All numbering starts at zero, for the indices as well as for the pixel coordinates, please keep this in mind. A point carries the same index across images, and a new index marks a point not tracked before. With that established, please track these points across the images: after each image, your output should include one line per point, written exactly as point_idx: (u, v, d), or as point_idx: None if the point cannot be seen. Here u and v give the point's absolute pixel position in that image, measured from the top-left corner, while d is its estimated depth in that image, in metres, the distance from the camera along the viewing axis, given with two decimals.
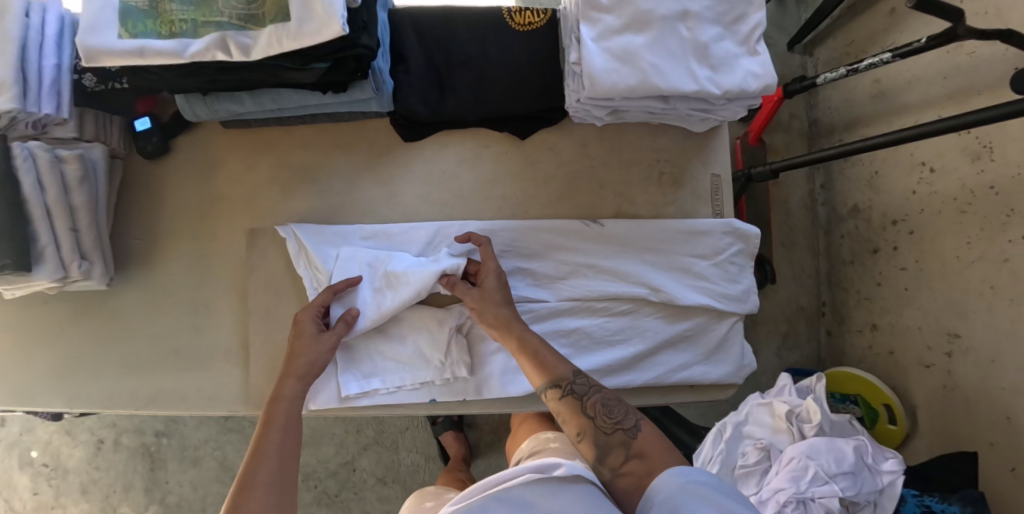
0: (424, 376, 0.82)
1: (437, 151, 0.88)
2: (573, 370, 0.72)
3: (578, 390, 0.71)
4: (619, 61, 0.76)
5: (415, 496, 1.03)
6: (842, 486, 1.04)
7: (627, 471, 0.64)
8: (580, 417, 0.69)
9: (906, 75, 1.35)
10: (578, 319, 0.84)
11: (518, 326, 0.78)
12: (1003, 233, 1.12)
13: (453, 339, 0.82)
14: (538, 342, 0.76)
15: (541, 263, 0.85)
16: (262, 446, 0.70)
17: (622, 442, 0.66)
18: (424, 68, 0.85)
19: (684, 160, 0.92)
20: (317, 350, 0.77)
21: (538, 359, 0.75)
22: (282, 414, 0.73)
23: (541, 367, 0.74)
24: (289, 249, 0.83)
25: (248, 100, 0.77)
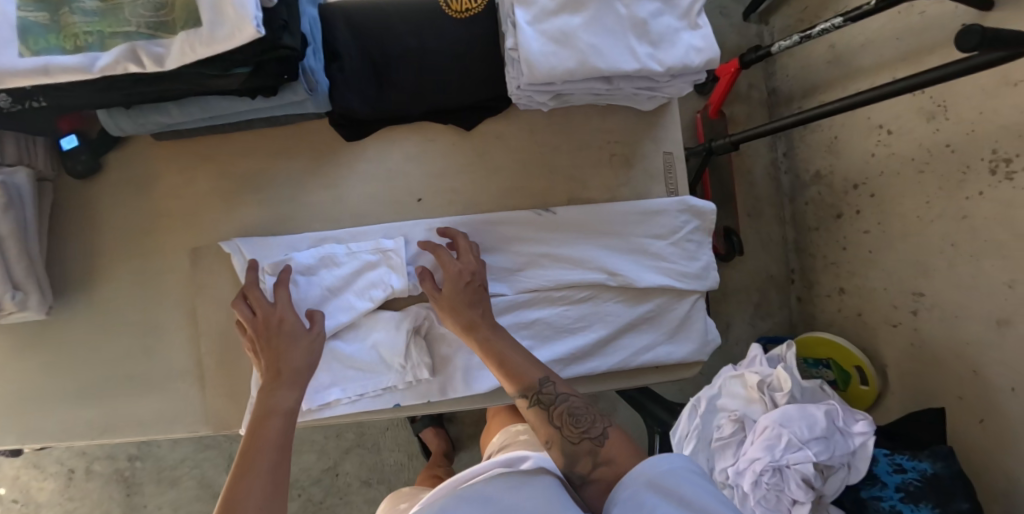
0: (385, 381, 0.81)
1: (381, 149, 0.86)
2: (540, 377, 0.71)
3: (547, 398, 0.70)
4: (557, 44, 0.74)
5: (388, 501, 1.02)
6: (815, 451, 1.06)
7: (598, 475, 0.65)
8: (547, 426, 0.69)
9: (859, 38, 1.35)
10: (537, 310, 0.83)
11: (485, 328, 0.76)
12: (961, 191, 1.14)
13: (412, 340, 0.80)
14: (506, 347, 0.75)
15: (495, 257, 0.83)
16: (256, 463, 0.64)
17: (589, 450, 0.67)
18: (359, 63, 0.82)
19: (634, 140, 0.90)
20: (302, 351, 0.75)
21: (507, 364, 0.74)
22: (275, 429, 0.69)
23: (507, 374, 0.73)
24: (234, 264, 0.81)
25: (174, 109, 0.74)
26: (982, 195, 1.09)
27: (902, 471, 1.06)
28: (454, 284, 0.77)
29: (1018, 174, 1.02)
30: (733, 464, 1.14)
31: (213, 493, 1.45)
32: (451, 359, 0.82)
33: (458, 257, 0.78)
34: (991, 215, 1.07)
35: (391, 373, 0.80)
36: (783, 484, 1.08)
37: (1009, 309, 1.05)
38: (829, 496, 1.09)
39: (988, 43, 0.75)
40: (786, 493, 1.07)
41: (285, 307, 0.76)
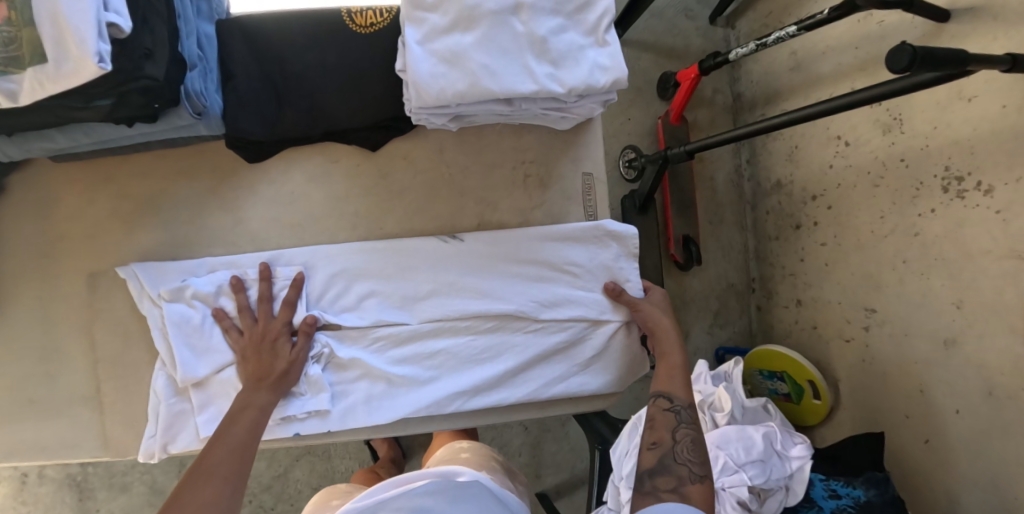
0: (283, 412, 0.78)
1: (283, 171, 0.83)
2: (689, 398, 0.74)
3: (681, 414, 0.72)
4: (447, 64, 0.71)
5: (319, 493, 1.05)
6: (750, 474, 1.03)
7: (665, 496, 0.65)
8: (665, 431, 0.71)
9: (820, 46, 1.29)
10: (442, 339, 0.82)
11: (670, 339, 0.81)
12: (913, 208, 1.10)
13: (311, 371, 0.79)
14: (676, 362, 0.78)
15: (399, 284, 0.81)
16: (219, 445, 0.69)
17: (682, 473, 0.66)
18: (254, 83, 0.79)
19: (550, 160, 0.87)
20: (279, 360, 0.77)
21: (665, 372, 0.78)
22: (249, 419, 0.72)
23: (667, 376, 0.77)
24: (131, 289, 0.79)
25: (60, 136, 0.72)
26: (933, 212, 1.06)
27: (838, 497, 1.02)
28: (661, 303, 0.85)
29: (969, 194, 0.98)
30: None
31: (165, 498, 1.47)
32: (353, 389, 0.81)
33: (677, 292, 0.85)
34: (942, 233, 1.04)
35: (291, 402, 0.79)
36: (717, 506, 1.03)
37: (955, 329, 1.03)
38: None
39: (922, 62, 0.68)
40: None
41: (282, 323, 0.78)
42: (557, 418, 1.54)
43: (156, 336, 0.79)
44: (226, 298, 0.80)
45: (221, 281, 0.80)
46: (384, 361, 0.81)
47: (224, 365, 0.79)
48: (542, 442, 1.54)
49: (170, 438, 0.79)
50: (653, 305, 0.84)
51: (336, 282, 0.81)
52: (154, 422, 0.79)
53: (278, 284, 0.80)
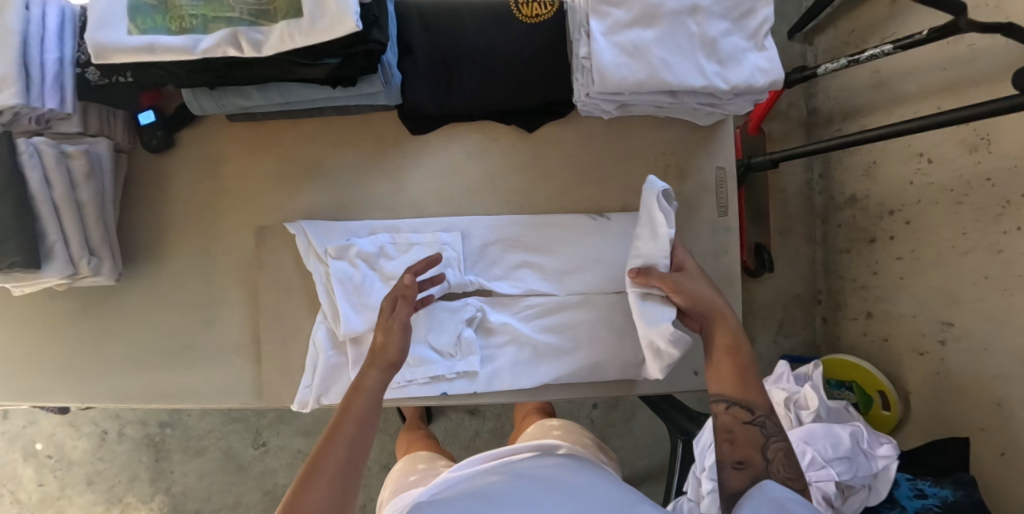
0: (435, 370, 0.83)
1: (443, 144, 0.88)
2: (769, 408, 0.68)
3: (766, 428, 0.67)
4: (628, 55, 0.77)
5: (403, 462, 1.08)
6: (838, 471, 1.07)
7: None
8: (755, 451, 0.67)
9: (905, 65, 1.32)
10: (585, 311, 0.86)
11: (728, 328, 0.72)
12: (998, 225, 1.12)
13: (465, 332, 0.84)
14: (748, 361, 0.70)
15: (548, 257, 0.87)
16: (336, 436, 0.63)
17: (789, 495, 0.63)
18: (429, 60, 0.84)
19: (687, 153, 0.93)
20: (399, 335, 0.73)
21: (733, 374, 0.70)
22: (358, 406, 0.66)
23: (736, 382, 0.69)
24: (299, 245, 0.84)
25: (256, 93, 0.76)
26: (1019, 230, 1.08)
27: (924, 497, 1.06)
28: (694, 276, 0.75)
29: None
30: None
31: (237, 465, 1.53)
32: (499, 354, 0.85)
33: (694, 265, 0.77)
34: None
35: (441, 361, 0.83)
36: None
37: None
38: None
39: None
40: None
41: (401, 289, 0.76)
42: (623, 413, 1.57)
43: (320, 291, 0.83)
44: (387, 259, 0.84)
45: (383, 241, 0.84)
46: (530, 328, 0.86)
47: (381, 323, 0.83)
48: (606, 437, 1.57)
49: (324, 388, 0.83)
50: (686, 282, 0.74)
51: (491, 249, 0.87)
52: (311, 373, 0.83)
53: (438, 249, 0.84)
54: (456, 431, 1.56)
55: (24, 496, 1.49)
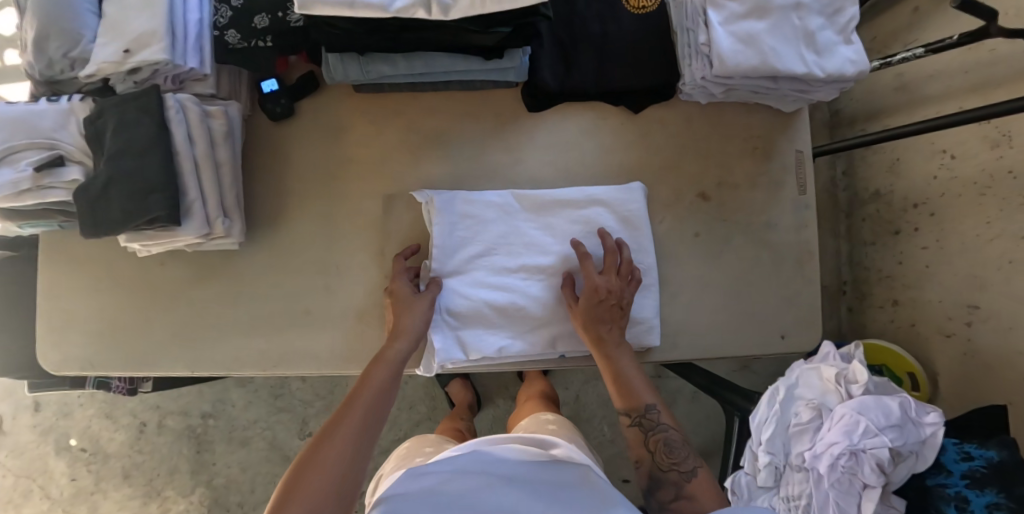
0: (548, 332, 0.88)
1: (557, 121, 0.94)
2: (648, 405, 0.80)
3: (650, 425, 0.80)
4: (743, 43, 0.86)
5: (412, 442, 1.03)
6: (890, 438, 1.07)
7: (674, 506, 0.73)
8: (642, 448, 0.79)
9: (927, 69, 1.42)
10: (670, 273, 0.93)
11: (607, 346, 0.84)
12: (1020, 214, 1.21)
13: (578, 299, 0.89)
14: (624, 368, 0.83)
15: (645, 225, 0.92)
16: (359, 395, 0.71)
17: (675, 481, 0.75)
18: (551, 43, 0.91)
19: (773, 136, 1.01)
20: (415, 313, 0.81)
21: (620, 385, 0.82)
22: (382, 374, 0.74)
23: (622, 394, 0.82)
24: (425, 212, 0.87)
25: (401, 62, 0.80)
26: None
27: (970, 459, 1.09)
28: (590, 299, 0.84)
29: None
30: (811, 448, 1.16)
31: (283, 456, 1.51)
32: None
33: (591, 266, 0.85)
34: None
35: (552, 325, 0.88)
36: (857, 468, 1.09)
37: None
38: (894, 484, 1.11)
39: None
40: (858, 477, 1.09)
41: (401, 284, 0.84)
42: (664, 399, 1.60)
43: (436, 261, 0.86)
44: (498, 229, 0.88)
45: (506, 211, 0.89)
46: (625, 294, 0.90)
47: (497, 289, 0.87)
48: None
49: (448, 352, 0.85)
50: (578, 310, 0.84)
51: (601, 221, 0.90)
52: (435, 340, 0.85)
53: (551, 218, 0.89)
54: (505, 420, 1.58)
55: (56, 491, 1.49)
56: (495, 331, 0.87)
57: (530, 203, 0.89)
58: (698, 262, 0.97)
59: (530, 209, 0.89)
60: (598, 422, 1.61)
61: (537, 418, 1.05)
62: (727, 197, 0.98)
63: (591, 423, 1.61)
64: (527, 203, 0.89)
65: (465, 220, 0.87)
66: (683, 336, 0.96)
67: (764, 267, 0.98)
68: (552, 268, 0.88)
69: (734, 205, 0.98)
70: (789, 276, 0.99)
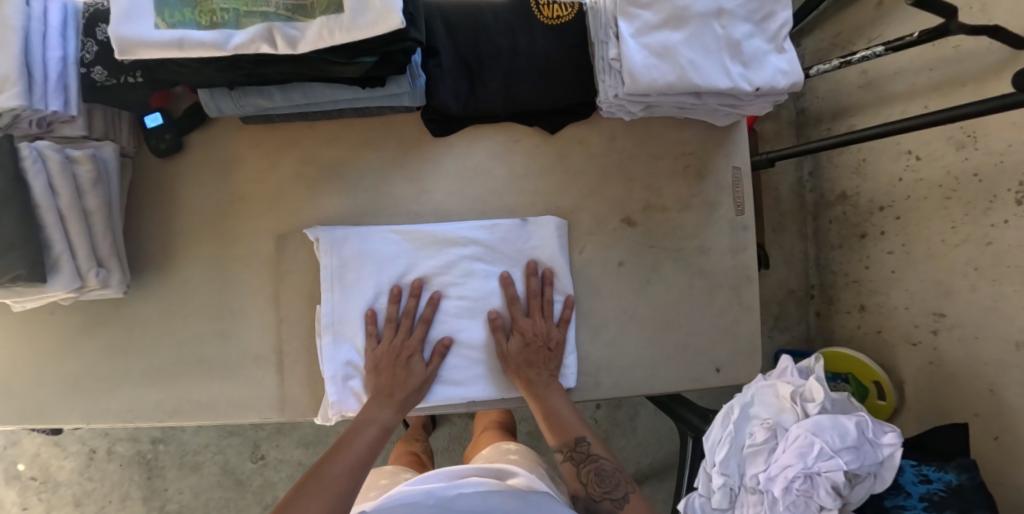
0: (450, 379, 0.84)
1: (465, 147, 0.88)
2: (579, 438, 0.81)
3: (580, 455, 0.80)
4: (658, 57, 0.78)
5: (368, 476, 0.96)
6: (846, 460, 0.99)
7: None
8: (575, 483, 0.79)
9: (893, 66, 1.34)
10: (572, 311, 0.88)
11: (534, 386, 0.83)
12: (986, 218, 1.14)
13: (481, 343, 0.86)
14: (556, 404, 0.83)
15: (544, 262, 0.87)
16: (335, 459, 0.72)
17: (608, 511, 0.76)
18: (455, 61, 0.84)
19: (706, 153, 0.94)
20: (409, 373, 0.81)
21: (552, 421, 0.82)
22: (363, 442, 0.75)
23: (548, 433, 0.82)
24: (318, 251, 0.82)
25: (278, 94, 0.74)
26: (1007, 223, 1.09)
27: (929, 482, 1.02)
28: (517, 343, 0.84)
29: None
30: (765, 470, 1.05)
31: (235, 480, 1.43)
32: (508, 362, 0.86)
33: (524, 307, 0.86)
34: (1015, 242, 1.08)
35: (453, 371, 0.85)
36: (812, 490, 1.01)
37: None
38: (853, 504, 1.03)
39: None
40: (814, 501, 1.01)
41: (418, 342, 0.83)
42: (626, 412, 1.55)
43: (324, 307, 0.82)
44: (393, 271, 0.84)
45: (397, 251, 0.84)
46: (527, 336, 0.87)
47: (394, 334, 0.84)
48: (611, 436, 1.55)
49: (340, 403, 0.82)
50: (506, 355, 0.84)
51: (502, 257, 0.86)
52: (328, 390, 0.82)
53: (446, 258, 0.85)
54: (462, 437, 1.50)
55: None
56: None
57: (425, 242, 0.84)
58: (623, 293, 0.91)
59: (423, 250, 0.84)
60: None
61: (499, 447, 0.99)
62: (654, 221, 0.92)
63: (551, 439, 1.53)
64: (422, 241, 0.84)
65: (355, 260, 0.83)
66: (606, 373, 0.90)
67: (695, 295, 0.92)
68: (452, 312, 0.85)
69: (663, 229, 0.92)
70: (723, 303, 0.93)
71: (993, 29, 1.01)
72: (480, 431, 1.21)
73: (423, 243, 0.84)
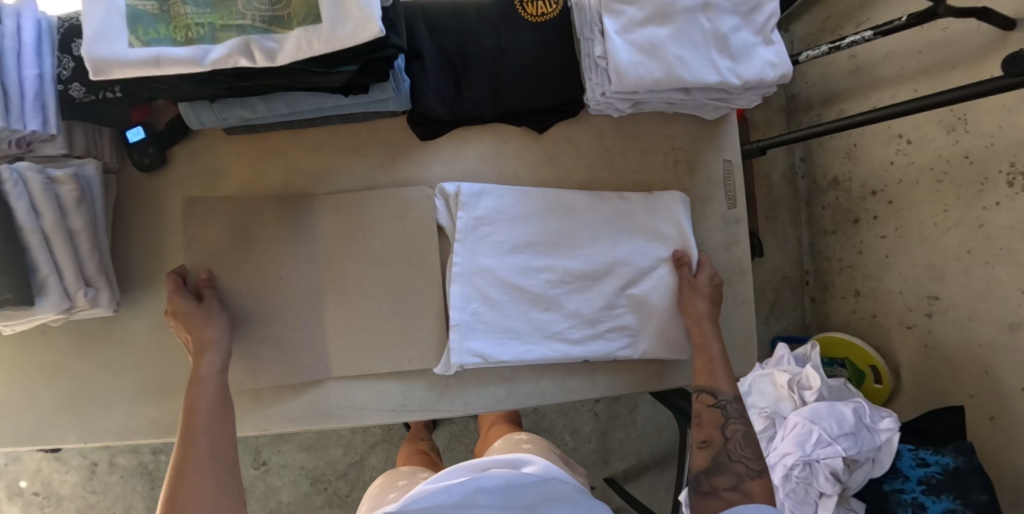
0: (569, 336, 0.86)
1: (453, 150, 0.88)
2: (735, 394, 0.83)
3: (728, 411, 0.83)
4: (645, 54, 0.77)
5: (386, 475, 0.97)
6: (844, 447, 0.99)
7: (726, 495, 0.76)
8: (716, 429, 0.82)
9: (882, 49, 1.33)
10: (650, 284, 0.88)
11: (708, 327, 0.86)
12: (978, 201, 1.14)
13: (609, 302, 0.87)
14: (716, 353, 0.86)
15: (665, 229, 0.89)
16: (192, 429, 0.71)
17: (739, 472, 0.78)
18: (439, 64, 0.82)
19: (696, 147, 0.93)
20: (198, 318, 0.76)
21: (710, 365, 0.86)
22: (205, 399, 0.74)
23: (708, 373, 0.85)
24: (439, 206, 0.85)
25: (261, 104, 0.73)
26: (999, 205, 1.09)
27: (926, 465, 1.01)
28: (709, 283, 0.88)
29: None
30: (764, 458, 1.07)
31: None
32: (624, 324, 0.88)
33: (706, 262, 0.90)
34: (1008, 224, 1.08)
35: (570, 329, 0.86)
36: (811, 477, 1.00)
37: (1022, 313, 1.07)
38: (852, 489, 1.02)
39: None
40: (813, 487, 1.01)
41: (176, 291, 0.78)
42: (626, 405, 1.55)
43: (458, 257, 0.82)
44: (525, 227, 0.85)
45: (529, 207, 0.86)
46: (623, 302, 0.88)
47: (518, 290, 0.84)
48: (611, 429, 1.55)
49: (461, 353, 0.82)
50: (697, 291, 0.87)
51: (626, 219, 0.89)
52: (452, 335, 0.82)
53: (576, 218, 0.87)
54: (463, 435, 1.49)
55: None
56: (513, 337, 0.84)
57: (555, 202, 0.87)
58: None
59: (551, 209, 0.87)
60: (560, 432, 1.53)
61: (510, 438, 0.99)
62: None
63: (551, 433, 1.53)
64: (551, 200, 0.87)
65: (491, 216, 0.84)
66: (601, 371, 0.90)
67: None
68: (578, 272, 0.86)
69: None
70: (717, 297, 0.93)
71: (978, 13, 1.01)
72: (486, 425, 1.20)
73: (551, 202, 0.87)
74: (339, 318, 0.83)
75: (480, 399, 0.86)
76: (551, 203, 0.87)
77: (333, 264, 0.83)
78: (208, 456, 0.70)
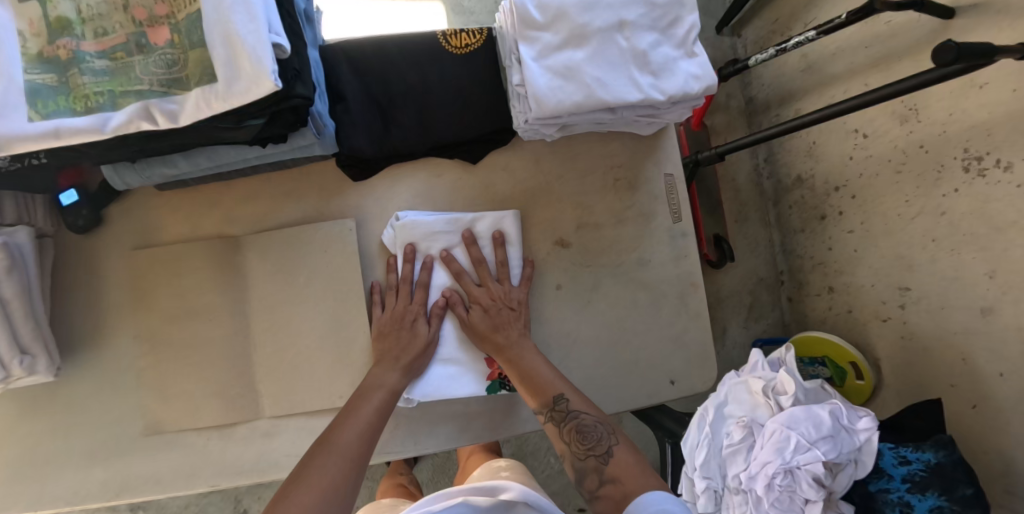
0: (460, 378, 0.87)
1: (388, 187, 0.87)
2: (561, 395, 0.77)
3: (564, 414, 0.77)
4: (562, 78, 0.77)
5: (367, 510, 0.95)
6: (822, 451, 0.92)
7: (605, 493, 0.71)
8: (562, 440, 0.76)
9: (831, 46, 1.34)
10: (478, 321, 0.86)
11: (515, 349, 0.82)
12: (937, 189, 1.12)
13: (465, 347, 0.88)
14: (532, 365, 0.81)
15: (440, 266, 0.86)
16: (341, 429, 0.73)
17: (595, 467, 0.73)
18: (364, 104, 0.83)
19: (636, 163, 0.93)
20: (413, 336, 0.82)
21: (531, 380, 0.80)
22: (372, 406, 0.76)
23: (535, 391, 0.79)
24: (387, 236, 0.85)
25: (182, 161, 0.74)
26: (957, 192, 1.08)
27: (907, 463, 0.94)
28: (487, 307, 0.84)
29: (990, 171, 1.00)
30: (745, 469, 0.98)
31: None
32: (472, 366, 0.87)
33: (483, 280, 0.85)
34: (968, 210, 1.06)
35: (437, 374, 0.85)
36: (795, 485, 0.94)
37: (991, 298, 1.04)
38: (839, 492, 0.95)
39: (968, 55, 0.73)
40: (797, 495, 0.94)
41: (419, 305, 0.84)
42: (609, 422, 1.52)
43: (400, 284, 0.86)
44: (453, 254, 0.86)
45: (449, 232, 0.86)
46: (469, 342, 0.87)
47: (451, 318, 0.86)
48: None
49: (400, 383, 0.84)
50: (481, 323, 0.83)
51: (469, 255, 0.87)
52: None
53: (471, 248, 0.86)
54: (446, 467, 1.46)
55: None
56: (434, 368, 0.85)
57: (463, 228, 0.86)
58: (564, 315, 0.90)
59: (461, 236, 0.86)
60: (544, 455, 1.50)
61: (489, 465, 0.96)
62: (589, 239, 0.91)
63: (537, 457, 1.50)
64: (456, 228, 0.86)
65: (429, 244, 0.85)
66: None
67: (637, 308, 0.91)
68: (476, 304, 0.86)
69: (598, 246, 0.91)
70: (669, 314, 0.92)
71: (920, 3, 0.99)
72: (463, 454, 1.19)
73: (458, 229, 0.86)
74: (284, 365, 0.83)
75: (431, 438, 0.87)
76: (491, 231, 0.87)
77: (273, 308, 0.83)
78: (345, 469, 0.68)
